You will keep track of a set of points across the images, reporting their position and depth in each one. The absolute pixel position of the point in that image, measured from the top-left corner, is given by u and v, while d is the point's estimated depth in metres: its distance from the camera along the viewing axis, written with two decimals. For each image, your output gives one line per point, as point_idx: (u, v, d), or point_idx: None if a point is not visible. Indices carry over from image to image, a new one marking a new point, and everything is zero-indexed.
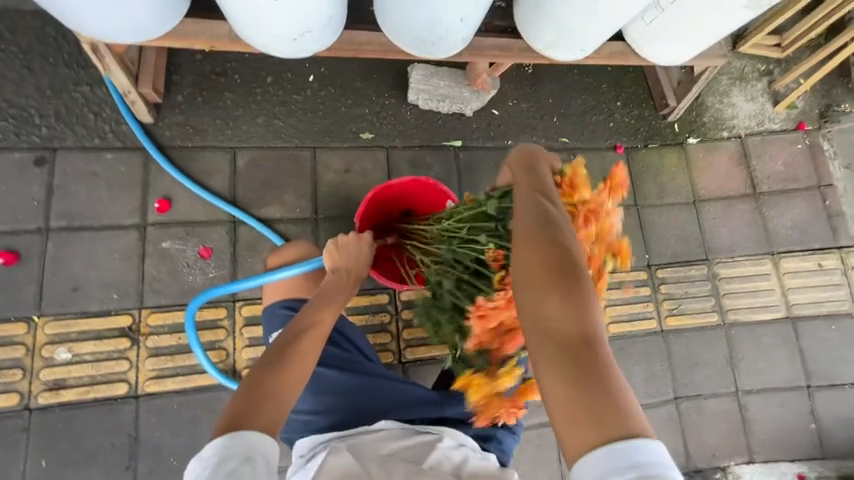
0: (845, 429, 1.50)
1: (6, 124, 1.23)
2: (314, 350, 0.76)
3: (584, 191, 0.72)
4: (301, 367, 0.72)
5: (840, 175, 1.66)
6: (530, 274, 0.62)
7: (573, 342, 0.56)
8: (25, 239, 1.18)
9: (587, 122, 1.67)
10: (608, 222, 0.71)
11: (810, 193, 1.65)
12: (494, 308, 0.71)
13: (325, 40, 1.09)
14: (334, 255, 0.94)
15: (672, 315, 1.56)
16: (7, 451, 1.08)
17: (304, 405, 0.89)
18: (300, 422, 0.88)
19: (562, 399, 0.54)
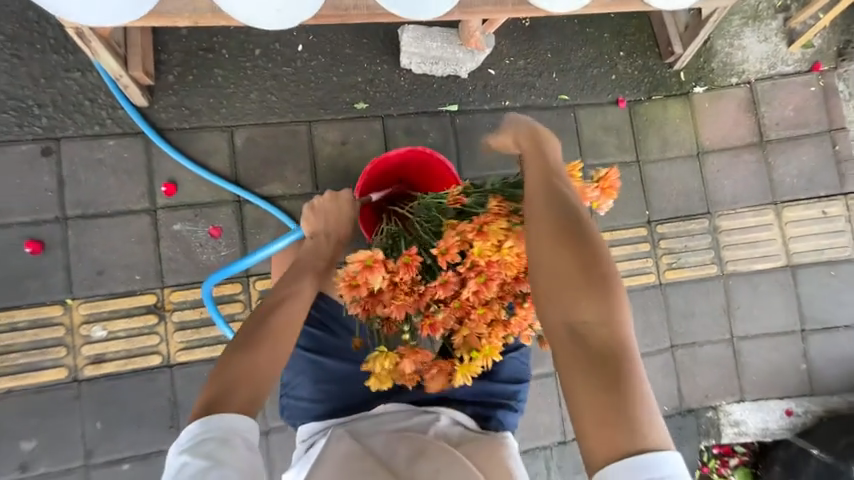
0: (836, 369, 1.57)
1: (7, 117, 1.24)
2: (292, 319, 0.83)
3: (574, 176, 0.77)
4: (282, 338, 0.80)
5: None
6: (556, 275, 0.63)
7: (598, 345, 0.57)
8: (46, 228, 1.24)
9: (587, 76, 1.61)
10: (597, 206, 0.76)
11: (819, 138, 1.60)
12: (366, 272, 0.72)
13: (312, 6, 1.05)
14: (311, 219, 0.99)
15: (671, 269, 1.60)
16: (64, 417, 1.22)
17: (305, 393, 0.94)
18: (301, 409, 0.93)
19: (589, 402, 0.54)
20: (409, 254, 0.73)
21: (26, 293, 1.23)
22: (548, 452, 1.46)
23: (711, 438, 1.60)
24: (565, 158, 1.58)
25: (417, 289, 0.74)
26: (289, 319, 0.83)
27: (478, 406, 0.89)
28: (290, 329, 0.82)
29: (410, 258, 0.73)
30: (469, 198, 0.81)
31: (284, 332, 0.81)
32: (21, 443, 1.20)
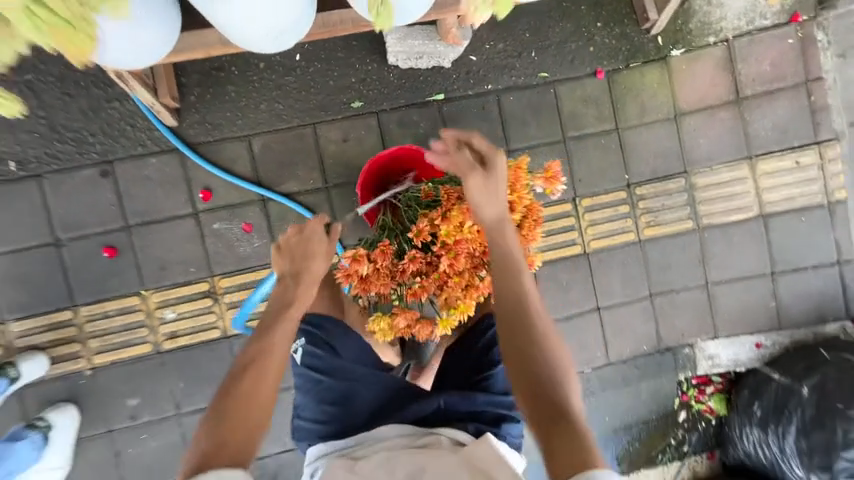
0: (804, 305, 1.74)
1: (68, 147, 1.50)
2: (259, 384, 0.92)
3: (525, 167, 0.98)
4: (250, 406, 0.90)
5: (831, 66, 1.65)
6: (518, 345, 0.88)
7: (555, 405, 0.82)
8: (114, 236, 1.53)
9: (565, 52, 1.70)
10: (553, 190, 0.99)
11: (795, 91, 1.67)
12: (358, 258, 0.94)
13: (299, 29, 1.16)
14: (279, 261, 1.05)
15: (649, 226, 1.76)
16: (155, 380, 1.58)
17: (311, 414, 1.12)
18: (308, 429, 1.11)
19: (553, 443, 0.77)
20: (383, 245, 0.95)
21: (109, 289, 1.54)
22: None
23: (688, 371, 1.83)
24: (547, 133, 1.71)
25: (397, 267, 0.96)
26: (263, 373, 0.93)
27: (477, 425, 1.05)
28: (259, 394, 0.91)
29: (384, 247, 0.95)
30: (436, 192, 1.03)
31: (256, 391, 0.91)
32: (127, 401, 1.56)
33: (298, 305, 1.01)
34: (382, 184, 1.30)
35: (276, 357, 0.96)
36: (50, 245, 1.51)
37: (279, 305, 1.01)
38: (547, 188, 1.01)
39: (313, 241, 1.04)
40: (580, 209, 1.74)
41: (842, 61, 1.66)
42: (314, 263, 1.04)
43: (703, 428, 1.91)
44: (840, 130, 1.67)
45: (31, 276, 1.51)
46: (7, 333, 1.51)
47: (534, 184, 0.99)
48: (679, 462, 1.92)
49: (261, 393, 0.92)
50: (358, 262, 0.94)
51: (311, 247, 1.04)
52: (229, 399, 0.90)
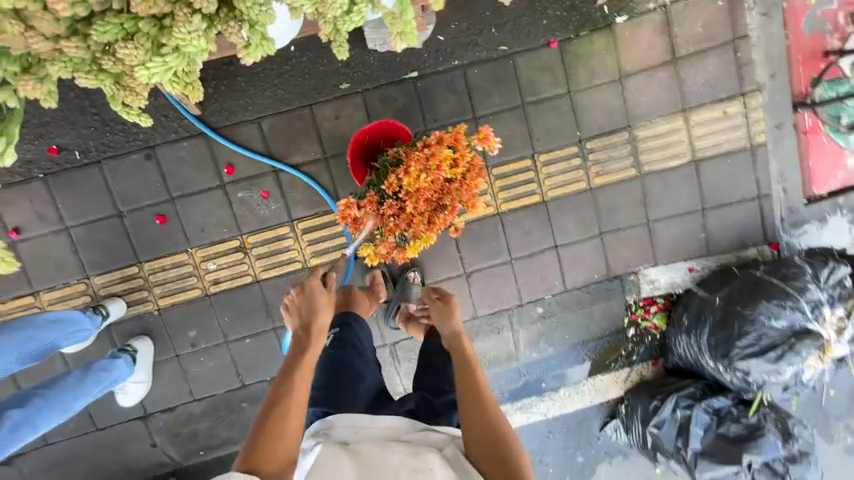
0: (729, 234, 2.08)
1: (118, 137, 1.88)
2: (285, 414, 1.10)
3: (463, 130, 1.31)
4: (279, 436, 1.07)
5: (756, 24, 1.92)
6: (474, 411, 1.20)
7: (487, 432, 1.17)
8: (162, 207, 1.93)
9: (521, 26, 1.95)
10: (488, 146, 1.32)
11: (723, 49, 1.94)
12: (349, 207, 1.35)
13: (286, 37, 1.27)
14: (290, 315, 1.30)
15: (598, 175, 2.07)
16: (205, 317, 2.03)
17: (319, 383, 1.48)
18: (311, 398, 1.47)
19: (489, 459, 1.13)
20: (368, 196, 1.34)
21: (164, 248, 1.96)
22: (510, 313, 2.18)
23: (634, 294, 2.21)
24: (508, 99, 2.00)
25: (377, 211, 1.34)
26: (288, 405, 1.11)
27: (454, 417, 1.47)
28: (283, 424, 1.09)
29: (369, 197, 1.34)
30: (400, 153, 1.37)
31: (281, 421, 1.09)
32: (188, 333, 2.04)
33: (312, 352, 1.22)
34: (370, 153, 1.61)
35: (297, 400, 1.13)
36: (114, 216, 1.93)
37: (295, 354, 1.21)
38: (483, 145, 1.34)
39: (318, 295, 1.28)
40: (538, 164, 2.06)
41: (765, 19, 1.92)
42: (322, 314, 1.27)
43: (649, 341, 2.31)
44: (761, 82, 1.96)
45: (104, 241, 1.94)
46: (92, 285, 1.97)
47: (472, 143, 1.33)
48: (628, 368, 2.34)
49: (286, 434, 1.09)
50: (350, 209, 1.35)
51: (317, 300, 1.28)
52: (259, 437, 1.07)
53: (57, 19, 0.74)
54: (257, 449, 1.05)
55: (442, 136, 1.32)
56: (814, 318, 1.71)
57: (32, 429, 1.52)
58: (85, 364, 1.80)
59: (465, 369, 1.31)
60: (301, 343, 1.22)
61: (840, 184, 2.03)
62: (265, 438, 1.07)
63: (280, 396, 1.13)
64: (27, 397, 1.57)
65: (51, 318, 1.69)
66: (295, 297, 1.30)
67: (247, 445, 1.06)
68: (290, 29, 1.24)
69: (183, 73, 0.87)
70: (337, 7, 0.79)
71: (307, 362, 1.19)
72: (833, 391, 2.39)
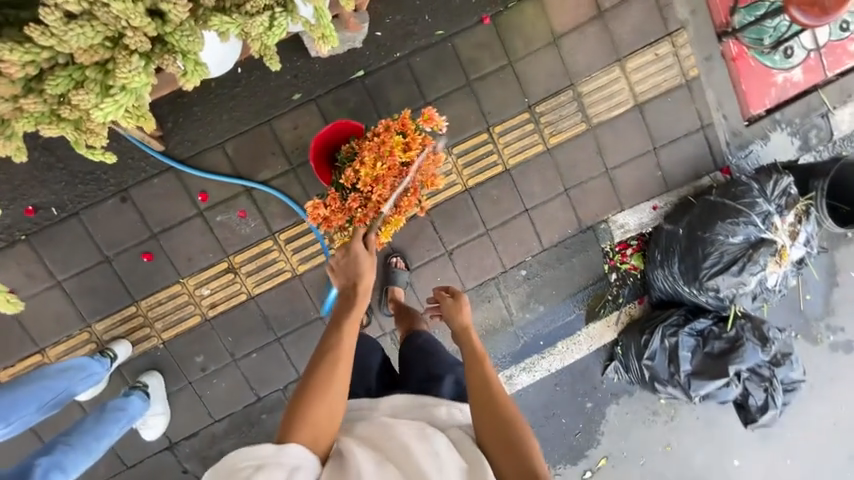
0: (682, 167, 2.22)
1: (90, 186, 1.94)
2: (332, 369, 1.15)
3: (408, 115, 1.42)
4: (324, 389, 1.13)
5: None
6: (488, 411, 1.18)
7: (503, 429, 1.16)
8: (147, 244, 2.01)
9: (453, 7, 2.04)
10: (434, 126, 1.44)
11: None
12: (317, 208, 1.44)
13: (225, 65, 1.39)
14: (335, 274, 1.32)
15: (553, 135, 2.17)
16: (210, 341, 2.12)
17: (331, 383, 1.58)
18: None
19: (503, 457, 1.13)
20: (331, 195, 1.44)
21: (156, 283, 2.04)
22: (496, 280, 2.30)
23: (608, 241, 2.31)
24: (454, 80, 2.09)
25: (344, 206, 1.44)
26: (336, 361, 1.16)
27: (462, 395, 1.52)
28: (329, 377, 1.14)
29: (332, 195, 1.44)
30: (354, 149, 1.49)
31: (327, 376, 1.14)
32: (195, 358, 2.12)
33: (357, 313, 1.23)
34: (330, 153, 1.70)
35: (343, 358, 1.17)
36: (102, 262, 2.00)
37: (342, 311, 1.23)
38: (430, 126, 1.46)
39: (360, 257, 1.28)
40: (494, 135, 2.15)
41: None
42: (367, 276, 1.27)
43: (632, 282, 2.40)
44: (683, 20, 2.11)
45: (97, 287, 2.01)
46: (95, 332, 2.04)
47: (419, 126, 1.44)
48: (617, 310, 2.42)
49: (333, 385, 1.14)
50: (318, 210, 1.44)
51: (360, 263, 1.28)
52: (306, 388, 1.13)
53: (12, 81, 0.79)
54: (306, 399, 1.12)
55: (390, 125, 1.43)
56: (766, 228, 1.86)
57: (65, 471, 1.59)
58: (99, 407, 1.87)
59: (478, 366, 1.29)
60: (347, 302, 1.25)
61: (774, 102, 2.19)
62: (314, 389, 1.13)
63: (328, 350, 1.18)
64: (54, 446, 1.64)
65: (60, 368, 1.77)
66: (340, 257, 1.31)
67: (297, 394, 1.14)
68: (224, 53, 1.32)
69: (135, 108, 0.89)
70: (258, 23, 0.88)
71: (351, 323, 1.21)
72: (809, 295, 2.48)
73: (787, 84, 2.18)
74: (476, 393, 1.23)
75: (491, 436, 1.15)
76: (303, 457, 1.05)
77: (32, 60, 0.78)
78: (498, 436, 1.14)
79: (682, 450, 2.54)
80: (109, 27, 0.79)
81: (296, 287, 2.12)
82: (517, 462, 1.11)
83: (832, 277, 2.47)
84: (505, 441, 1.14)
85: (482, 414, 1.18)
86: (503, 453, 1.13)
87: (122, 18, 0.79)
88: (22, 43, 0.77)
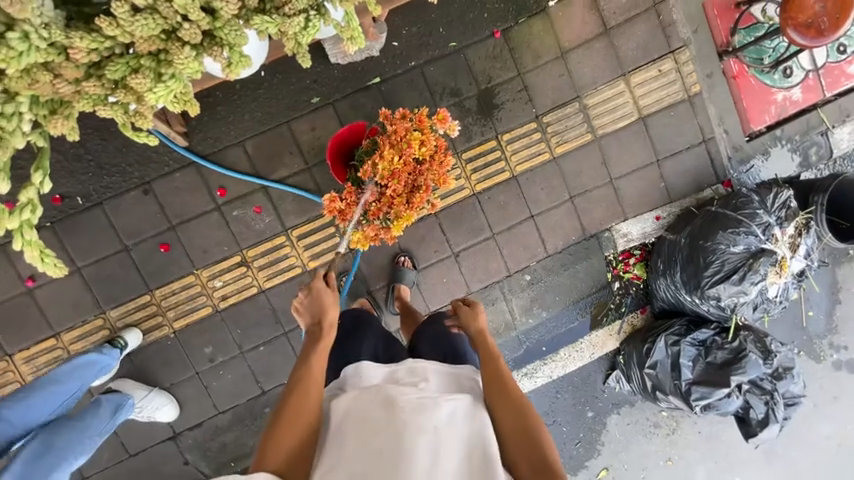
0: (684, 179, 2.29)
1: (115, 177, 2.04)
2: (301, 400, 1.20)
3: (425, 111, 1.50)
4: (292, 419, 1.17)
5: None
6: (505, 402, 1.22)
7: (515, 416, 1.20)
8: (165, 235, 2.08)
9: (467, 21, 2.15)
10: (448, 126, 1.55)
11: (647, 15, 2.19)
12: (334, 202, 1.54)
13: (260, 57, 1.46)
14: (301, 316, 1.44)
15: (559, 144, 2.25)
16: (219, 332, 2.17)
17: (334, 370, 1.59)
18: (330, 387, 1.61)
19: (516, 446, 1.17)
20: (349, 188, 1.55)
21: (171, 273, 2.11)
22: (500, 284, 2.33)
23: (612, 249, 2.35)
24: (465, 88, 2.19)
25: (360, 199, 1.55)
26: (306, 389, 1.21)
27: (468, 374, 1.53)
28: (297, 408, 1.18)
29: (350, 189, 1.55)
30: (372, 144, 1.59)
31: (297, 406, 1.19)
32: (204, 349, 2.16)
33: (322, 346, 1.32)
34: (347, 151, 1.77)
35: (313, 386, 1.22)
36: (121, 251, 2.07)
37: (309, 345, 1.33)
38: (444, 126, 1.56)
39: (322, 295, 1.40)
40: (502, 143, 2.23)
41: None
42: (329, 312, 1.38)
43: (634, 291, 2.44)
44: (686, 39, 2.21)
45: (114, 275, 2.08)
46: (109, 319, 2.10)
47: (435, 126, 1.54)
48: (620, 319, 2.45)
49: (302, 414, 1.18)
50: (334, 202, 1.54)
51: (323, 300, 1.40)
52: (274, 423, 1.17)
53: (77, 66, 0.88)
54: (275, 433, 1.15)
55: (406, 113, 1.52)
56: (766, 239, 1.90)
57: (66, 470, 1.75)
58: (107, 397, 1.95)
59: (489, 362, 1.33)
60: (312, 337, 1.35)
61: (774, 118, 2.28)
62: (282, 423, 1.16)
63: (298, 381, 1.24)
64: (59, 442, 1.76)
65: (70, 370, 1.86)
66: (303, 298, 1.44)
67: (272, 423, 1.18)
68: (257, 50, 1.41)
69: (181, 94, 0.98)
70: (295, 23, 0.97)
71: (318, 355, 1.30)
72: (812, 312, 2.49)
73: (786, 102, 2.26)
74: (492, 389, 1.25)
75: (508, 425, 1.19)
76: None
77: (96, 47, 0.88)
78: (514, 424, 1.19)
79: (684, 464, 2.52)
80: (167, 20, 0.88)
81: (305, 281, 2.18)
82: (529, 453, 1.15)
83: (835, 294, 2.48)
84: (519, 431, 1.19)
85: (499, 404, 1.22)
86: (518, 443, 1.17)
87: (180, 12, 0.87)
88: (90, 32, 0.87)
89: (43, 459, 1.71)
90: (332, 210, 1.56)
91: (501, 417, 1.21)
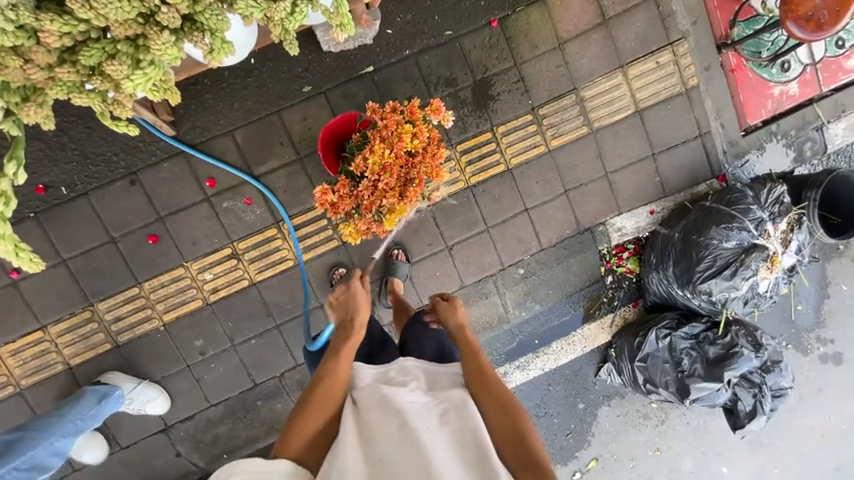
0: (678, 173, 2.28)
1: (100, 167, 1.99)
2: (328, 395, 1.21)
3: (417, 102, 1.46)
4: (317, 413, 1.18)
5: None
6: (489, 395, 1.22)
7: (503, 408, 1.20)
8: (153, 226, 2.04)
9: (462, 9, 2.10)
10: (442, 117, 1.52)
11: (646, 4, 2.15)
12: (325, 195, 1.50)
13: (245, 45, 1.41)
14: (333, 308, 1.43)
15: (554, 137, 2.22)
16: (210, 325, 2.14)
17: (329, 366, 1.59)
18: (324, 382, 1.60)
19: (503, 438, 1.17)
20: (340, 180, 1.51)
21: (160, 265, 2.07)
22: (494, 277, 2.33)
23: (606, 243, 2.35)
24: (460, 79, 2.14)
25: (352, 192, 1.52)
26: (332, 387, 1.22)
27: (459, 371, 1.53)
28: (324, 403, 1.19)
29: (342, 181, 1.51)
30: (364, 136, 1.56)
31: (324, 402, 1.20)
32: (195, 342, 2.14)
33: (352, 344, 1.31)
34: (338, 143, 1.73)
35: (340, 381, 1.23)
36: (108, 242, 2.03)
37: (340, 339, 1.33)
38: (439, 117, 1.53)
39: (358, 295, 1.41)
40: (498, 135, 2.20)
41: None
42: (362, 312, 1.38)
43: (627, 285, 2.44)
44: (685, 30, 2.18)
45: (102, 267, 2.04)
46: (97, 311, 2.07)
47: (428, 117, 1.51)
48: (612, 313, 2.46)
49: (326, 408, 1.19)
50: (325, 195, 1.50)
51: (357, 299, 1.41)
52: (298, 413, 1.19)
53: (49, 51, 0.84)
54: (298, 421, 1.17)
55: (397, 106, 1.49)
56: (759, 234, 1.91)
57: (44, 450, 1.73)
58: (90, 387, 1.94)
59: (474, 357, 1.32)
60: (344, 332, 1.35)
61: (770, 113, 2.27)
62: (308, 411, 1.18)
63: (326, 374, 1.24)
64: (39, 425, 1.77)
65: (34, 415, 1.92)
66: (339, 295, 1.45)
67: (297, 410, 1.20)
68: (245, 35, 1.36)
69: (161, 81, 0.94)
70: (281, 9, 0.93)
71: (347, 353, 1.28)
72: (801, 306, 2.52)
73: (783, 97, 2.25)
74: (478, 382, 1.25)
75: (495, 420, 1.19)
76: (291, 476, 1.08)
77: (68, 32, 0.83)
78: (502, 419, 1.19)
79: (672, 453, 2.57)
80: (143, 3, 0.83)
81: (297, 275, 2.15)
82: (516, 446, 1.15)
83: (823, 289, 2.52)
84: (506, 426, 1.18)
85: (485, 396, 1.22)
86: (505, 436, 1.17)
87: None
88: (61, 15, 0.82)
89: (22, 439, 1.71)
90: (323, 204, 1.52)
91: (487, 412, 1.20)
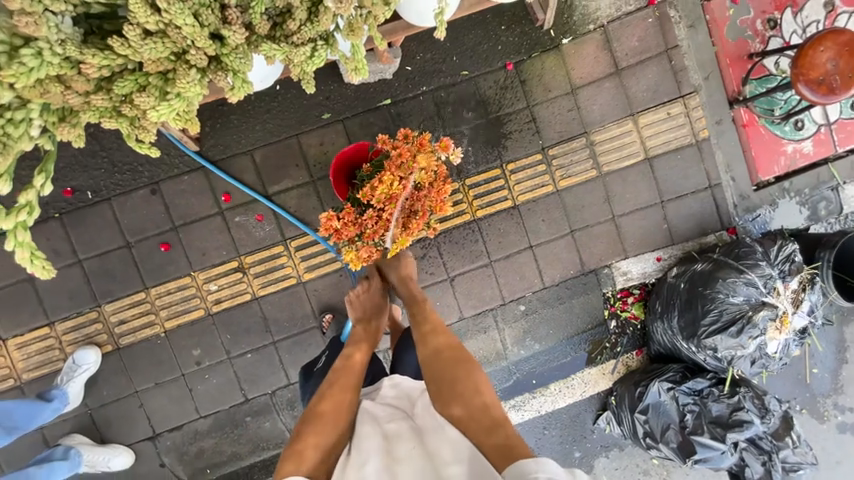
0: (687, 222, 2.27)
1: (125, 175, 2.10)
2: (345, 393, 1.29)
3: (427, 136, 1.50)
4: (337, 408, 1.24)
5: (684, 35, 2.21)
6: (447, 362, 1.30)
7: (457, 360, 1.31)
8: (166, 235, 2.12)
9: (480, 51, 2.20)
10: (451, 152, 1.56)
11: (659, 58, 2.21)
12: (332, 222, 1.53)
13: (266, 81, 1.51)
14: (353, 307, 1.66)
15: (563, 178, 2.25)
16: (208, 336, 2.17)
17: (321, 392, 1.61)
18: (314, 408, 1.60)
19: (458, 397, 1.19)
20: (347, 209, 1.55)
21: (169, 273, 2.13)
22: (494, 311, 2.30)
23: (610, 286, 2.31)
24: (474, 116, 2.22)
25: (356, 220, 1.56)
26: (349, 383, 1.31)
27: None
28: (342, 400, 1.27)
29: (348, 209, 1.55)
30: (374, 166, 1.62)
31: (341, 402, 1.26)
32: (192, 351, 2.17)
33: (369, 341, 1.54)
34: (350, 171, 1.79)
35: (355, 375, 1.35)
36: (123, 247, 2.11)
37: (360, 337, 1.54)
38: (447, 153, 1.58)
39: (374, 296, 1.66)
40: (506, 173, 2.24)
41: (692, 29, 2.22)
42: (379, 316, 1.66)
43: (631, 331, 2.38)
44: (697, 84, 2.23)
45: (114, 270, 2.12)
46: (103, 313, 2.12)
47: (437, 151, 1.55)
48: (614, 359, 2.39)
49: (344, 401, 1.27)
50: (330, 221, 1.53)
51: (375, 303, 1.66)
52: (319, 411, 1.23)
53: (87, 80, 0.93)
54: (315, 426, 1.19)
55: (409, 135, 1.55)
56: (768, 292, 1.86)
57: None
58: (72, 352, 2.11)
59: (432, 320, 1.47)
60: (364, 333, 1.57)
61: (784, 169, 2.25)
62: (327, 410, 1.24)
63: (342, 369, 1.37)
64: None
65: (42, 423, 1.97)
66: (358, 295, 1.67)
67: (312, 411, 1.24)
68: (269, 72, 1.47)
69: (184, 112, 1.01)
70: (301, 53, 1.01)
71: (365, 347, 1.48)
72: (816, 370, 2.40)
73: (797, 154, 2.25)
74: (433, 340, 1.39)
75: (460, 410, 1.15)
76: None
77: (107, 64, 0.93)
78: (463, 389, 1.21)
79: None
80: (176, 44, 0.92)
81: (299, 293, 2.18)
82: (472, 403, 1.17)
83: (841, 353, 2.40)
84: (472, 413, 1.14)
85: (441, 356, 1.33)
86: (456, 392, 1.20)
87: (188, 39, 0.91)
88: (103, 50, 0.92)
89: None
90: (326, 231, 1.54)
91: (449, 389, 1.22)
